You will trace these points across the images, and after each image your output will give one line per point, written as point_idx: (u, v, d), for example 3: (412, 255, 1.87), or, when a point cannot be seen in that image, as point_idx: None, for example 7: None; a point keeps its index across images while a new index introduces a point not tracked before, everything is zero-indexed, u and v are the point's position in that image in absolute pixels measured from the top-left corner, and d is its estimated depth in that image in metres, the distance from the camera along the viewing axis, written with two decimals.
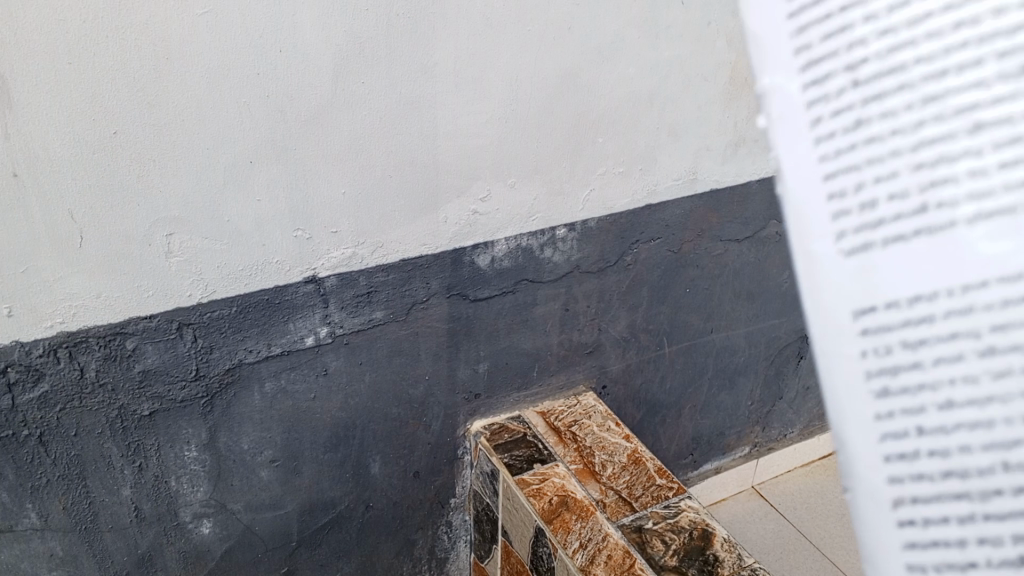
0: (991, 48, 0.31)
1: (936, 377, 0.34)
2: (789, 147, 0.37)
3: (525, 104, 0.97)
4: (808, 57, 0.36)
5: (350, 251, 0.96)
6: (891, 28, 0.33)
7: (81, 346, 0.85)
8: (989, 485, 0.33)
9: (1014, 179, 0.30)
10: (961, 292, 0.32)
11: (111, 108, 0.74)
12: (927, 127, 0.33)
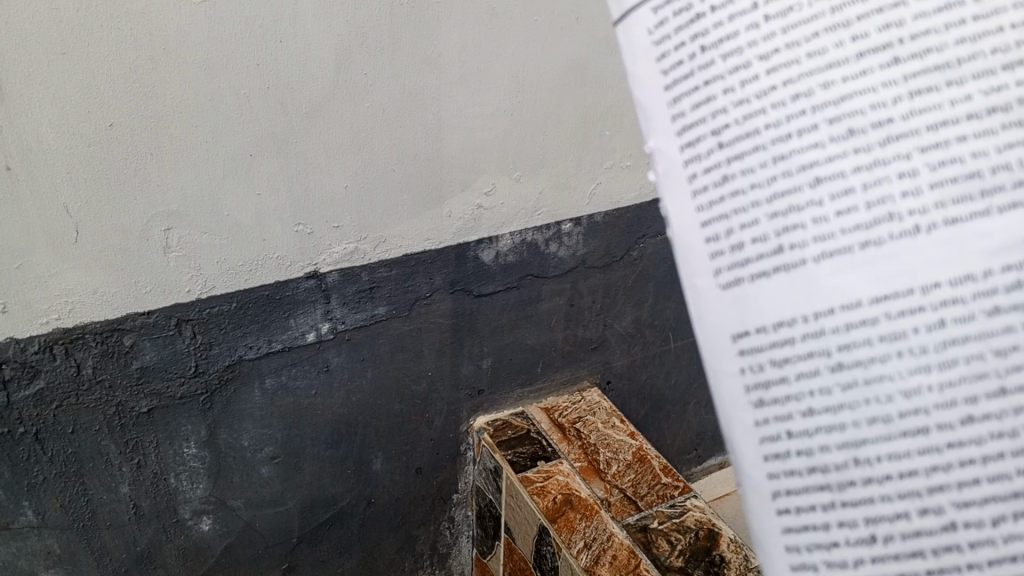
0: (823, 113, 0.36)
1: (799, 390, 0.38)
2: (675, 198, 0.42)
3: (531, 96, 0.95)
4: (683, 121, 0.41)
5: (352, 246, 0.94)
6: (744, 97, 0.38)
7: (78, 342, 0.83)
8: (845, 478, 0.37)
9: (849, 224, 0.36)
10: (814, 319, 0.37)
11: (106, 100, 0.72)
12: (777, 180, 0.37)
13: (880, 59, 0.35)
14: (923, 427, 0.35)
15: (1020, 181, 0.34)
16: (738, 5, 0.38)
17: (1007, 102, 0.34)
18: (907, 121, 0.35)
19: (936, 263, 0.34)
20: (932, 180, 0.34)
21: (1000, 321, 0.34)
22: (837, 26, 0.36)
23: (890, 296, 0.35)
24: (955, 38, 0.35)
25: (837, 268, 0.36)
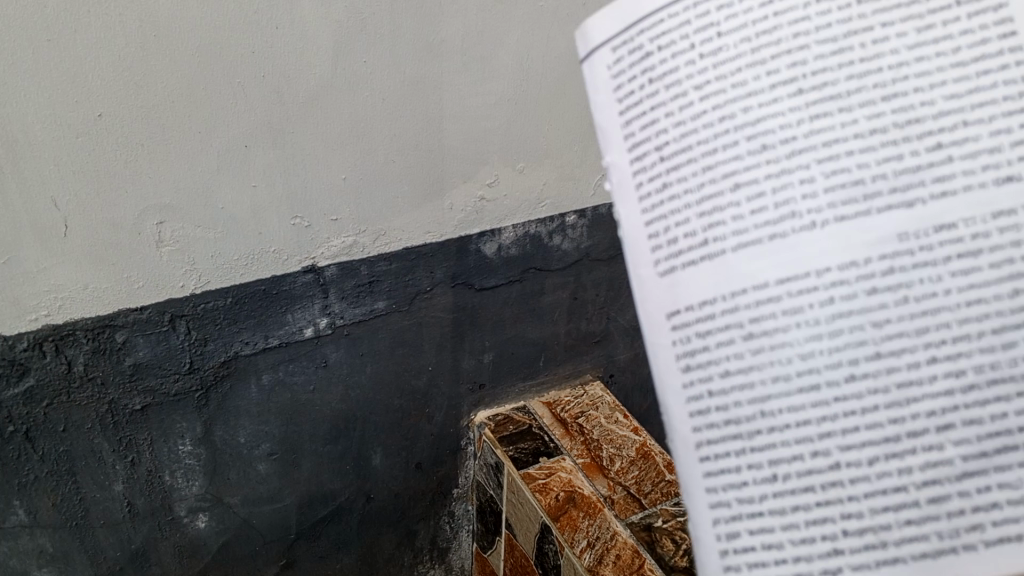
0: (742, 132, 0.41)
1: (717, 355, 0.42)
2: (624, 206, 0.47)
3: (536, 85, 0.92)
4: (633, 139, 0.46)
5: (351, 239, 0.91)
6: (682, 119, 0.43)
7: (68, 339, 0.81)
8: (754, 427, 0.41)
9: (760, 221, 0.41)
10: (730, 298, 0.41)
11: (93, 90, 0.69)
12: (704, 187, 0.42)
13: (788, 90, 0.41)
14: (814, 383, 0.39)
15: (894, 189, 0.39)
16: (680, 44, 0.44)
17: (888, 126, 0.39)
18: (807, 139, 0.40)
19: (826, 250, 0.39)
20: (826, 189, 0.39)
21: (876, 299, 0.39)
22: (756, 63, 0.42)
23: (792, 278, 0.40)
24: (847, 74, 0.40)
25: (749, 260, 0.41)
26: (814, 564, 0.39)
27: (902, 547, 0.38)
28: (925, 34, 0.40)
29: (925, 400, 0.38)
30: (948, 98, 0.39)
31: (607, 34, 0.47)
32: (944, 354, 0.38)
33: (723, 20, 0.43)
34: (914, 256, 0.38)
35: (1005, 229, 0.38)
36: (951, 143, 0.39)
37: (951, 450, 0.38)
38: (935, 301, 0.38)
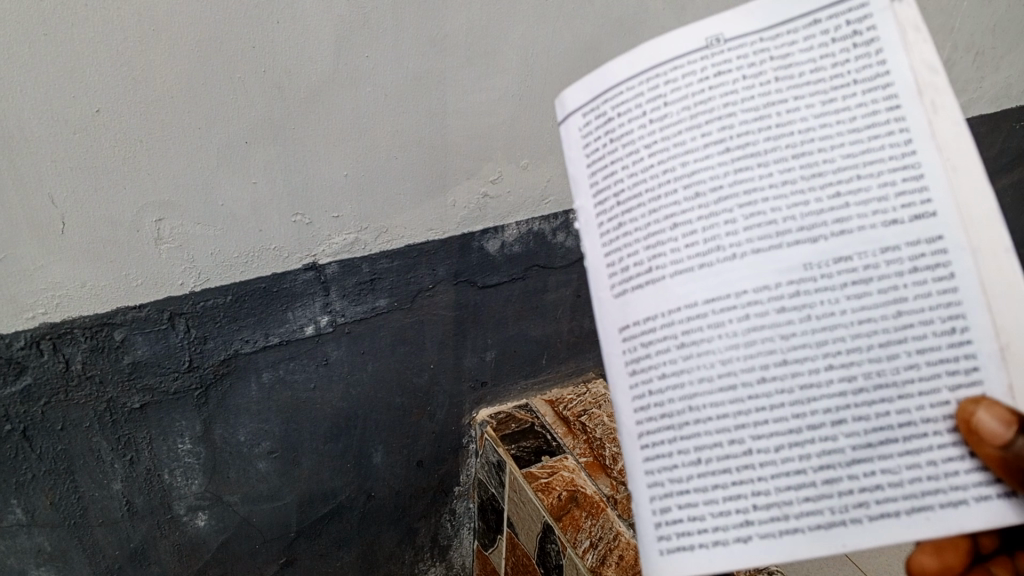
0: (679, 182, 0.48)
1: (655, 361, 0.48)
2: (588, 241, 0.53)
3: (540, 80, 0.90)
4: (598, 187, 0.52)
5: (352, 236, 0.90)
6: (634, 171, 0.50)
7: (66, 337, 0.80)
8: (685, 420, 0.47)
9: (693, 254, 0.47)
10: (668, 314, 0.48)
11: (92, 85, 0.68)
12: (648, 225, 0.49)
13: (717, 147, 0.47)
14: (732, 383, 0.46)
15: (802, 228, 0.45)
16: (632, 111, 0.50)
17: (797, 177, 0.46)
18: (731, 187, 0.47)
19: (744, 275, 0.46)
20: (745, 227, 0.46)
21: (785, 314, 0.45)
22: (691, 124, 0.48)
23: (716, 298, 0.46)
24: (765, 135, 0.47)
25: (684, 283, 0.47)
26: (729, 532, 0.46)
27: (800, 519, 0.45)
28: (830, 99, 0.47)
29: (821, 399, 0.44)
30: (846, 154, 0.46)
31: (578, 101, 0.54)
32: (838, 362, 0.44)
33: (666, 88, 0.49)
34: (814, 283, 0.45)
35: (891, 262, 0.44)
36: (847, 192, 0.45)
37: (841, 440, 0.44)
38: (832, 319, 0.45)
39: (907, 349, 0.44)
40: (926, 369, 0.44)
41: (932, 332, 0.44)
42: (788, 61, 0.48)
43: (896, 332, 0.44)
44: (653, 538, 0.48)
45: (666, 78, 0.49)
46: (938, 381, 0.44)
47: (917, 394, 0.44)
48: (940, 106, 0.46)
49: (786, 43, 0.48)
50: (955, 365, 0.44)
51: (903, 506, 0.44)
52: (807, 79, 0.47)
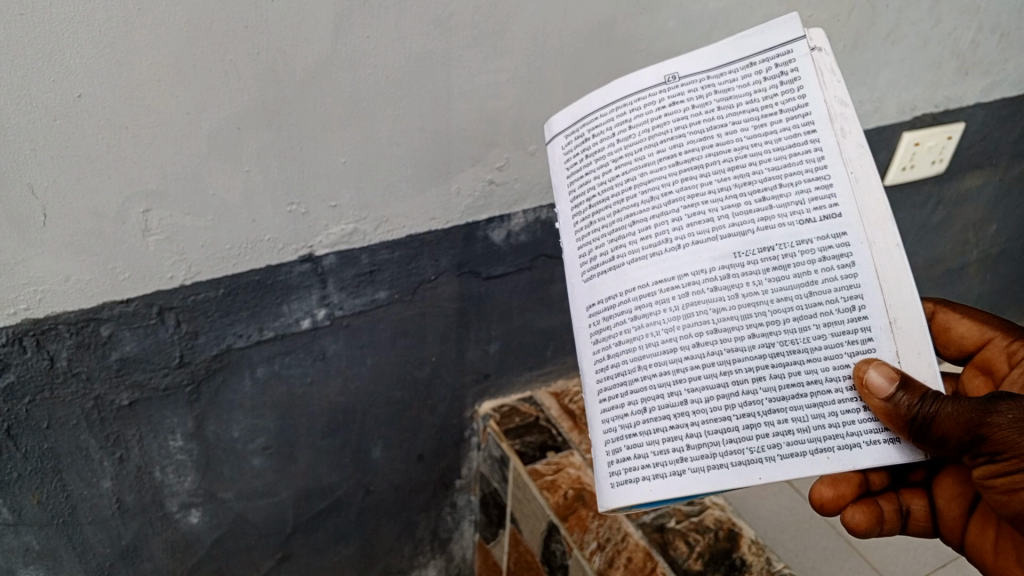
0: (638, 189, 0.59)
1: (616, 332, 0.59)
2: (564, 238, 0.64)
3: (551, 62, 0.85)
4: (575, 192, 0.64)
5: (351, 226, 0.86)
6: (604, 181, 0.62)
7: (50, 334, 0.76)
8: (637, 378, 0.57)
9: (649, 244, 0.58)
10: (626, 293, 0.58)
11: (74, 68, 0.63)
12: (615, 224, 0.60)
13: (666, 159, 0.59)
14: (672, 347, 0.56)
15: (734, 225, 0.57)
16: (606, 132, 0.62)
17: (732, 186, 0.57)
18: (679, 194, 0.58)
19: (687, 262, 0.57)
20: (690, 228, 0.57)
21: (717, 292, 0.56)
22: (649, 141, 0.60)
23: (663, 280, 0.57)
24: (707, 152, 0.58)
25: (641, 269, 0.58)
26: (666, 467, 0.55)
27: (726, 455, 0.54)
28: (762, 128, 0.58)
29: (744, 357, 0.55)
30: (772, 168, 0.57)
31: (563, 124, 0.66)
32: (759, 329, 0.55)
33: (631, 115, 0.61)
34: (741, 267, 0.56)
35: (805, 251, 0.55)
36: (771, 197, 0.56)
37: (759, 393, 0.55)
38: (753, 293, 0.55)
39: (816, 322, 0.55)
40: (830, 338, 0.54)
41: (836, 309, 0.54)
42: (729, 95, 0.60)
43: (807, 306, 0.55)
44: (607, 474, 0.58)
45: (631, 106, 0.61)
46: (840, 351, 0.54)
47: (823, 358, 0.54)
48: (847, 131, 0.57)
49: (728, 80, 0.60)
50: (853, 336, 0.54)
51: (808, 447, 0.54)
52: (743, 109, 0.59)
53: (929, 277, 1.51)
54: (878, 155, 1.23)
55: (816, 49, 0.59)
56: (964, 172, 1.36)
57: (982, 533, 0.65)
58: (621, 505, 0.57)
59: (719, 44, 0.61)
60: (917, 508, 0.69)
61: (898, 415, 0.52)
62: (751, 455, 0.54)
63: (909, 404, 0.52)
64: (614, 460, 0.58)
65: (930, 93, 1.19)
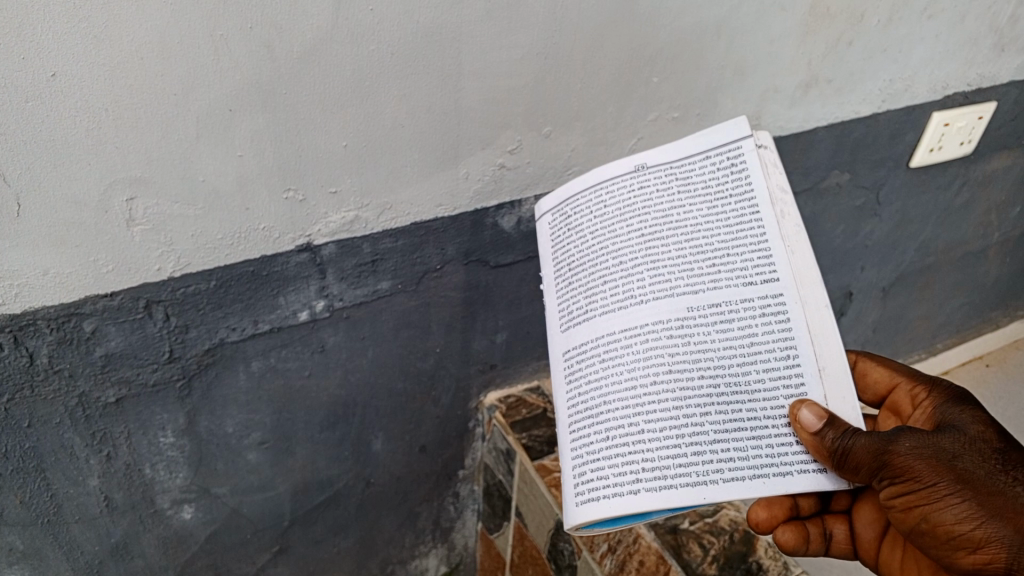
0: (613, 255, 0.68)
1: (586, 371, 0.65)
2: (548, 298, 0.73)
3: (570, 37, 0.78)
4: (558, 260, 0.73)
5: (352, 213, 0.80)
6: (584, 250, 0.71)
7: (29, 330, 0.70)
8: (602, 409, 0.63)
9: (618, 299, 0.66)
10: (596, 339, 0.66)
11: (45, 42, 0.57)
12: (591, 283, 0.69)
13: (635, 231, 0.68)
14: (633, 386, 0.62)
15: (689, 282, 0.65)
16: (587, 210, 0.72)
17: (687, 254, 0.66)
18: (644, 259, 0.67)
19: (648, 311, 0.64)
20: (653, 287, 0.65)
21: (674, 337, 0.63)
22: (622, 217, 0.70)
23: (627, 328, 0.64)
24: (669, 228, 0.68)
25: (610, 319, 0.65)
26: (624, 486, 0.59)
27: (675, 477, 0.58)
28: (714, 207, 0.68)
29: (694, 395, 0.61)
30: (721, 242, 0.66)
31: (549, 205, 0.76)
32: (708, 371, 0.62)
33: (607, 197, 0.71)
34: (693, 320, 0.63)
35: (748, 308, 0.63)
36: (720, 263, 0.65)
37: (706, 424, 0.60)
38: (704, 341, 0.62)
39: (756, 368, 0.62)
40: (768, 381, 0.61)
41: (774, 358, 0.62)
42: (689, 183, 0.69)
43: (748, 353, 0.62)
44: (573, 494, 0.62)
45: (608, 189, 0.72)
46: (776, 393, 0.61)
47: (761, 399, 0.61)
48: (786, 214, 0.66)
49: (689, 171, 0.70)
50: (788, 380, 0.61)
51: (748, 471, 0.59)
52: (701, 193, 0.69)
53: (949, 261, 1.47)
54: (905, 136, 1.17)
55: (762, 147, 0.69)
56: (990, 153, 1.31)
57: (891, 553, 0.70)
58: (585, 521, 0.60)
59: (682, 143, 0.71)
60: (839, 533, 0.74)
61: (824, 450, 0.57)
62: (697, 479, 0.58)
63: (834, 441, 0.57)
64: (578, 485, 0.62)
65: (963, 71, 1.13)
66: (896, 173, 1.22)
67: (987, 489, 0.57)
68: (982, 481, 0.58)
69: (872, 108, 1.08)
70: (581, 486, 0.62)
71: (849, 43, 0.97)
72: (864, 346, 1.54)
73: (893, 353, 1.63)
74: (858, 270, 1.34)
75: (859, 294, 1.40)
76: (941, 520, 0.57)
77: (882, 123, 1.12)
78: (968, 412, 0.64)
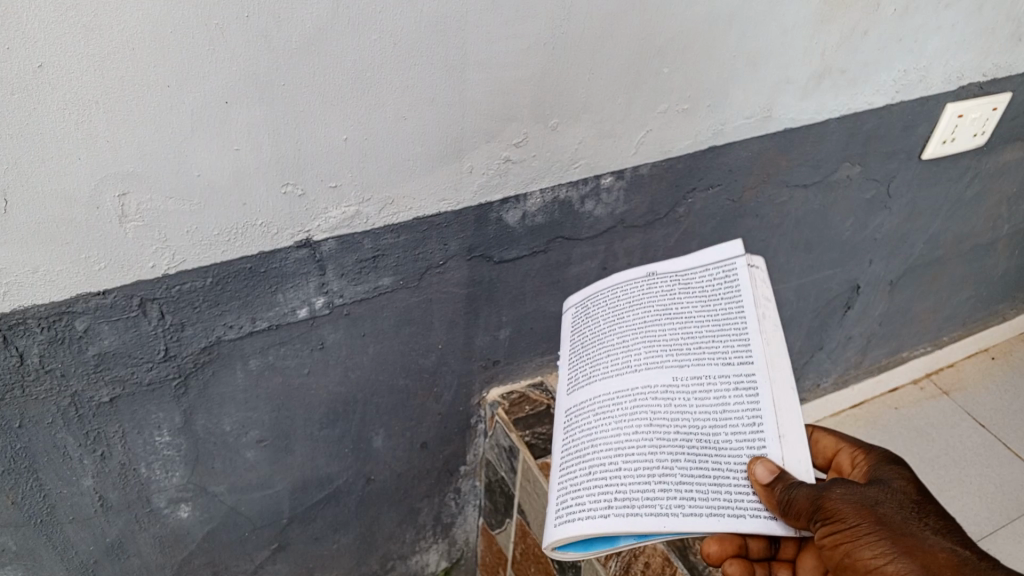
0: (616, 332, 0.82)
1: (584, 425, 0.76)
2: (564, 373, 0.84)
3: (579, 27, 0.76)
4: (577, 344, 0.85)
5: (353, 209, 0.77)
6: (595, 331, 0.84)
7: (19, 329, 0.67)
8: (591, 454, 0.72)
9: (615, 366, 0.78)
10: (595, 400, 0.77)
11: (31, 31, 0.54)
12: (599, 358, 0.80)
13: (634, 310, 0.82)
14: (619, 436, 0.71)
15: (676, 357, 0.75)
16: (602, 299, 0.86)
17: (677, 334, 0.78)
18: (641, 336, 0.79)
19: (637, 376, 0.75)
20: (646, 359, 0.76)
21: (658, 396, 0.73)
22: (624, 301, 0.84)
23: (619, 387, 0.76)
24: (666, 315, 0.80)
25: (608, 382, 0.77)
26: (596, 509, 0.67)
27: (642, 506, 0.65)
28: (707, 307, 0.79)
29: (668, 445, 0.69)
30: (707, 327, 0.77)
31: (575, 299, 0.91)
32: (684, 427, 0.70)
33: (620, 289, 0.85)
34: (677, 386, 0.73)
35: (725, 380, 0.73)
36: (705, 343, 0.76)
37: (675, 468, 0.68)
38: (683, 404, 0.72)
39: (726, 430, 0.70)
40: (736, 441, 0.69)
41: (743, 423, 0.70)
42: (688, 281, 0.83)
43: (720, 417, 0.71)
44: (555, 518, 0.70)
45: (622, 287, 0.85)
46: (741, 451, 0.69)
47: (728, 454, 0.69)
48: (766, 314, 0.77)
49: (689, 272, 0.84)
50: (751, 442, 0.69)
51: (704, 509, 0.65)
52: (695, 289, 0.82)
53: (957, 254, 1.45)
54: (917, 128, 1.14)
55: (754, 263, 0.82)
56: (1002, 145, 1.28)
57: None
58: (561, 539, 0.68)
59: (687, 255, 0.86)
60: None
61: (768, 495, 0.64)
62: (662, 512, 0.64)
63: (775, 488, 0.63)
64: (560, 510, 0.70)
65: (979, 61, 1.10)
66: (908, 165, 1.20)
67: (902, 530, 0.62)
68: (899, 525, 0.63)
69: (886, 100, 1.06)
70: (562, 513, 0.70)
71: (864, 32, 0.95)
72: (869, 339, 1.52)
73: (898, 346, 1.62)
74: (866, 263, 1.32)
75: (867, 288, 1.37)
76: (861, 557, 0.61)
77: (895, 115, 1.09)
78: (894, 469, 0.69)
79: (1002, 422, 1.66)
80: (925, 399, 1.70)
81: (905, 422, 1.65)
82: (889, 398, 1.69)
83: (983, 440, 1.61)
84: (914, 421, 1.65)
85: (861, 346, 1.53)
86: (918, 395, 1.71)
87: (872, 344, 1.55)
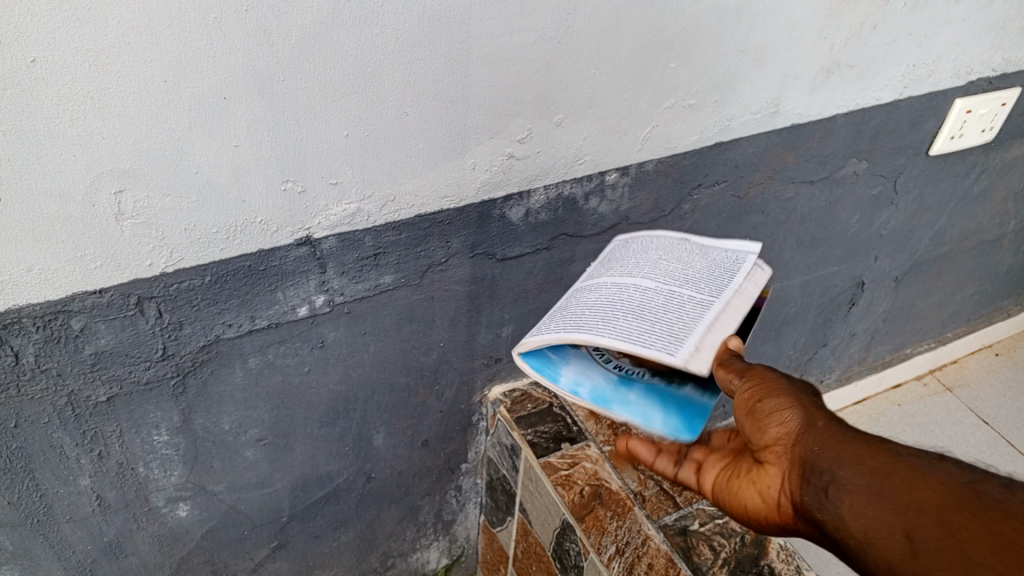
0: (636, 252, 0.86)
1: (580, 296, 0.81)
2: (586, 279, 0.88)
3: (586, 20, 0.74)
4: (604, 259, 0.89)
5: (354, 206, 0.76)
6: (622, 254, 0.88)
7: (14, 329, 0.66)
8: (571, 308, 0.77)
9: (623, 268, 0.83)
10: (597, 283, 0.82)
11: (23, 26, 0.52)
12: (616, 263, 0.85)
13: (656, 248, 0.85)
14: (597, 301, 0.76)
15: (671, 276, 0.78)
16: (634, 242, 0.90)
17: (682, 267, 0.80)
18: (656, 258, 0.83)
19: (633, 276, 0.79)
20: (648, 270, 0.80)
21: (640, 289, 0.76)
22: (651, 242, 0.87)
23: (618, 279, 0.80)
24: (682, 256, 0.83)
25: (611, 276, 0.81)
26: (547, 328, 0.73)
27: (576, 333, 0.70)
28: (717, 266, 0.81)
29: (623, 309, 0.73)
30: (707, 271, 0.79)
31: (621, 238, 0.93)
32: (644, 306, 0.73)
33: (657, 236, 0.89)
34: (659, 288, 0.76)
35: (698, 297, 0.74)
36: (700, 278, 0.78)
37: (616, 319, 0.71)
38: (654, 296, 0.75)
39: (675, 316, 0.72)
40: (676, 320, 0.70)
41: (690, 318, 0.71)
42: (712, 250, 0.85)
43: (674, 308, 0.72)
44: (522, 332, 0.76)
45: (660, 235, 0.89)
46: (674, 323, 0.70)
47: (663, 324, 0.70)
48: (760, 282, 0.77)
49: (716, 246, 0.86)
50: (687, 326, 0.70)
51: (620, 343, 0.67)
52: (715, 255, 0.83)
53: (963, 250, 1.44)
54: (925, 123, 1.13)
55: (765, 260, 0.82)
56: (1010, 140, 1.27)
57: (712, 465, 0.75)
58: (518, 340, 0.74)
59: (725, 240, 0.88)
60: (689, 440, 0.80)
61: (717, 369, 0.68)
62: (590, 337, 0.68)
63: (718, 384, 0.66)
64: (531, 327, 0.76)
65: (989, 56, 1.08)
66: (915, 161, 1.18)
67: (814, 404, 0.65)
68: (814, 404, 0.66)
69: (894, 94, 1.04)
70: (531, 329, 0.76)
71: (873, 26, 0.93)
72: (873, 335, 1.51)
73: (902, 342, 1.61)
74: (871, 260, 1.31)
75: (871, 284, 1.36)
76: (767, 404, 0.65)
77: (903, 110, 1.08)
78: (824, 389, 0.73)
79: (1006, 418, 1.66)
80: (929, 395, 1.69)
81: (908, 418, 1.64)
82: (892, 393, 1.69)
83: (986, 436, 1.61)
84: (917, 417, 1.64)
85: (865, 343, 1.52)
86: (921, 390, 1.70)
87: (876, 341, 1.54)
